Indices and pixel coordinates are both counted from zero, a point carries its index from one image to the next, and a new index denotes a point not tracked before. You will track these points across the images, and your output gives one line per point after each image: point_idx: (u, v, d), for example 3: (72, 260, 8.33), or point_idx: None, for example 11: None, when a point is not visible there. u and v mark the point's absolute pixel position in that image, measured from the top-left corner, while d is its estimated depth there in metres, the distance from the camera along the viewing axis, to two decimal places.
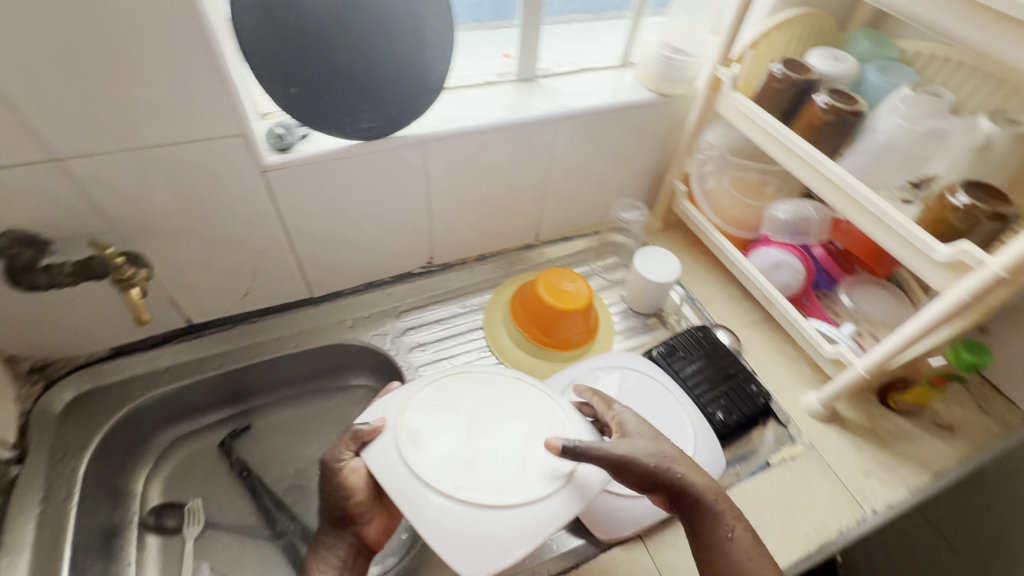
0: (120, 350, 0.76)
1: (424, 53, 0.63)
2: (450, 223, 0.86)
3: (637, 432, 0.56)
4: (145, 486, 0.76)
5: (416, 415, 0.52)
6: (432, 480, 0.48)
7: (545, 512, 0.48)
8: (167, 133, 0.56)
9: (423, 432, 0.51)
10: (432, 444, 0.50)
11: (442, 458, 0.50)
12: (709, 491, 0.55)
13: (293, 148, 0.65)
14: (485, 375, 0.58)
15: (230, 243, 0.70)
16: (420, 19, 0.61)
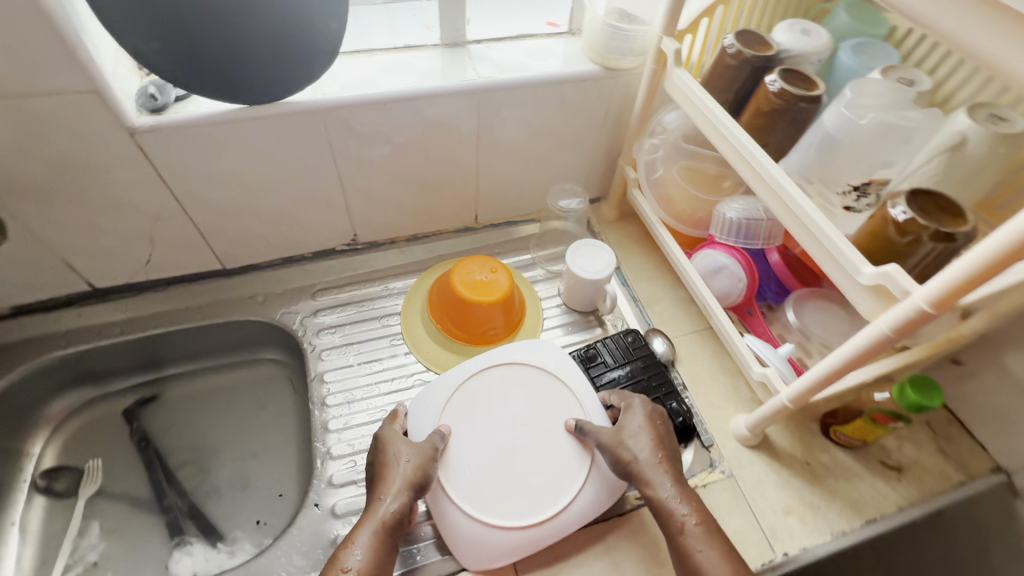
0: (20, 309, 0.74)
1: (305, 7, 0.56)
2: (370, 200, 0.80)
3: (627, 427, 0.63)
4: (43, 447, 0.76)
5: (463, 411, 0.69)
6: (462, 470, 0.66)
7: (552, 509, 0.64)
8: (5, 85, 0.51)
9: (463, 426, 0.68)
10: (469, 434, 0.68)
11: (475, 451, 0.67)
12: (666, 476, 0.58)
13: (167, 110, 0.60)
14: (524, 369, 0.72)
15: (115, 208, 0.67)
16: None
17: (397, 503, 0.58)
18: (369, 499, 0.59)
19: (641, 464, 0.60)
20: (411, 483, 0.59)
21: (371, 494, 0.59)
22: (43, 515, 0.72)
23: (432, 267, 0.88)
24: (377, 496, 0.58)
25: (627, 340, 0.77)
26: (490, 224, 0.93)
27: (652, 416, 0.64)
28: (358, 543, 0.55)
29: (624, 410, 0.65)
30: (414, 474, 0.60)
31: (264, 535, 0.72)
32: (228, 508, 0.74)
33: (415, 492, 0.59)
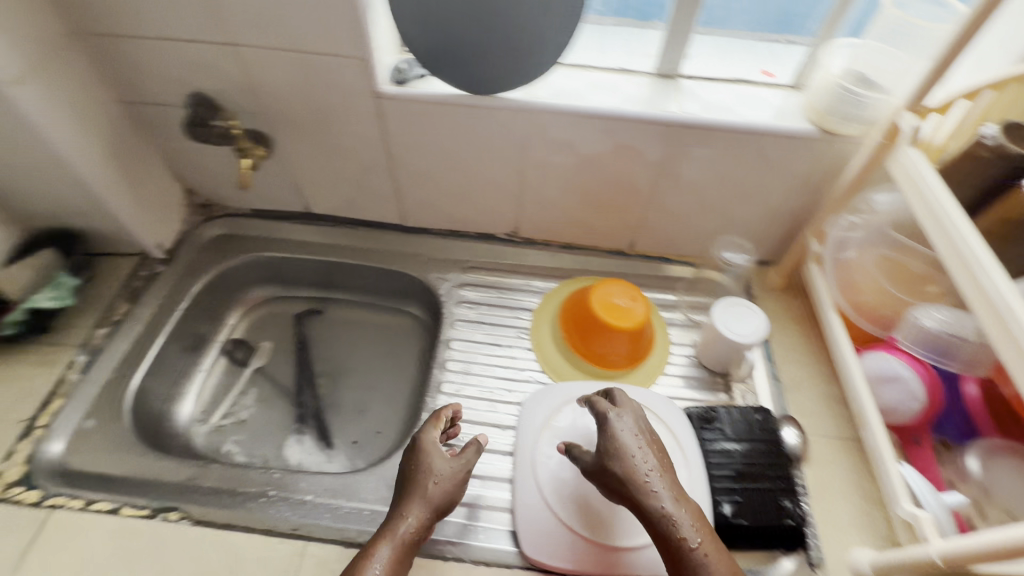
0: (257, 213, 0.95)
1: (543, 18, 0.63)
2: (540, 200, 0.85)
3: (625, 430, 0.58)
4: (236, 321, 0.94)
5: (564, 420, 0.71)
6: (544, 471, 0.67)
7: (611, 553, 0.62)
8: (309, 42, 0.65)
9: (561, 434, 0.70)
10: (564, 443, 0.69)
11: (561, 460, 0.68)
12: (661, 489, 0.54)
13: (408, 84, 0.71)
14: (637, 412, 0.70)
15: (345, 153, 0.80)
16: None
17: (422, 521, 0.57)
18: (392, 508, 0.58)
19: (633, 473, 0.55)
20: (438, 504, 0.58)
21: (398, 502, 0.58)
22: (223, 372, 0.89)
23: (574, 280, 0.90)
24: (401, 511, 0.57)
25: (755, 416, 0.70)
26: (644, 254, 0.93)
27: (639, 419, 0.59)
28: (377, 556, 0.53)
29: (615, 415, 0.59)
30: (439, 493, 0.59)
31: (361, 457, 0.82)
32: (344, 423, 0.85)
33: (440, 511, 0.59)
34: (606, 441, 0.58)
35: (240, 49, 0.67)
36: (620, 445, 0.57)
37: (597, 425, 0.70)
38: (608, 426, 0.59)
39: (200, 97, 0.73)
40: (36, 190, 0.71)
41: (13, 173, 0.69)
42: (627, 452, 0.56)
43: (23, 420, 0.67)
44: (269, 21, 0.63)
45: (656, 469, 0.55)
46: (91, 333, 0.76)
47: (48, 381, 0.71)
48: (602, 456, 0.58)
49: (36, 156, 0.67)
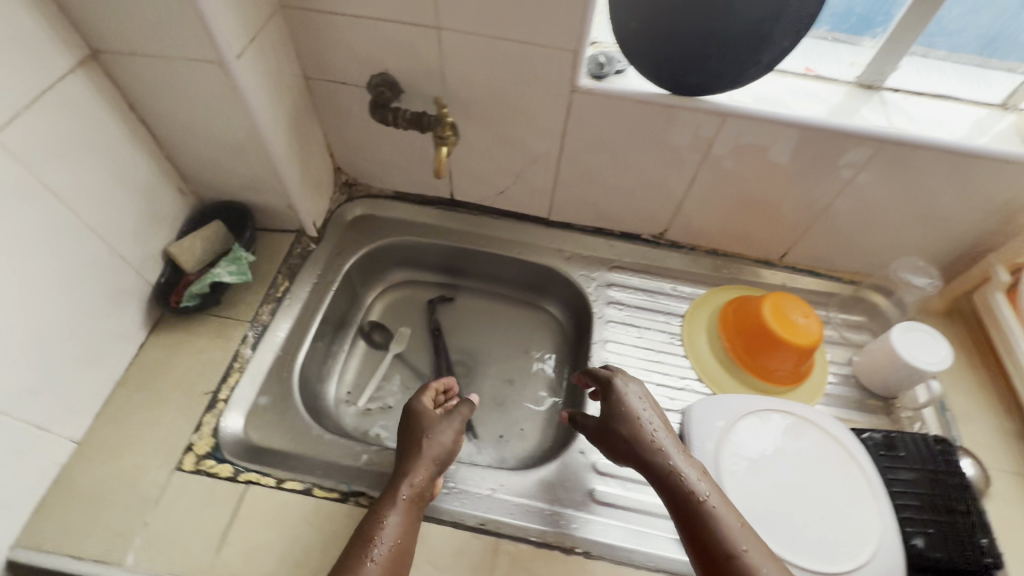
0: (399, 195, 0.93)
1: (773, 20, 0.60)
2: (702, 205, 0.83)
3: (648, 407, 0.64)
4: (372, 303, 0.94)
5: (739, 434, 0.69)
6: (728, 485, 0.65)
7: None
8: (522, 31, 0.63)
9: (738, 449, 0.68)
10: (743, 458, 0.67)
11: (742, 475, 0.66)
12: (669, 446, 0.60)
13: (607, 80, 0.68)
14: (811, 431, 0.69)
15: (515, 143, 0.78)
16: None
17: (429, 466, 0.62)
18: (398, 462, 0.63)
19: (651, 434, 0.61)
20: (439, 458, 0.64)
21: (406, 455, 0.63)
22: (363, 353, 0.89)
23: (723, 287, 0.88)
24: (416, 466, 0.61)
25: (932, 445, 0.67)
26: (793, 266, 0.90)
27: (645, 389, 0.67)
28: (388, 518, 0.57)
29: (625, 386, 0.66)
30: (450, 450, 0.64)
31: (506, 450, 0.82)
32: (486, 415, 0.86)
33: (444, 462, 0.64)
34: (610, 404, 0.65)
35: (444, 33, 0.65)
36: (633, 412, 0.63)
37: (772, 441, 0.69)
38: (618, 397, 0.65)
39: (385, 79, 0.71)
40: (219, 163, 0.71)
41: (202, 146, 0.68)
42: (631, 412, 0.63)
43: (206, 393, 0.68)
44: (485, 6, 0.61)
45: (669, 435, 0.61)
46: (258, 309, 0.76)
47: (223, 355, 0.71)
48: (610, 421, 0.64)
49: (230, 131, 0.66)
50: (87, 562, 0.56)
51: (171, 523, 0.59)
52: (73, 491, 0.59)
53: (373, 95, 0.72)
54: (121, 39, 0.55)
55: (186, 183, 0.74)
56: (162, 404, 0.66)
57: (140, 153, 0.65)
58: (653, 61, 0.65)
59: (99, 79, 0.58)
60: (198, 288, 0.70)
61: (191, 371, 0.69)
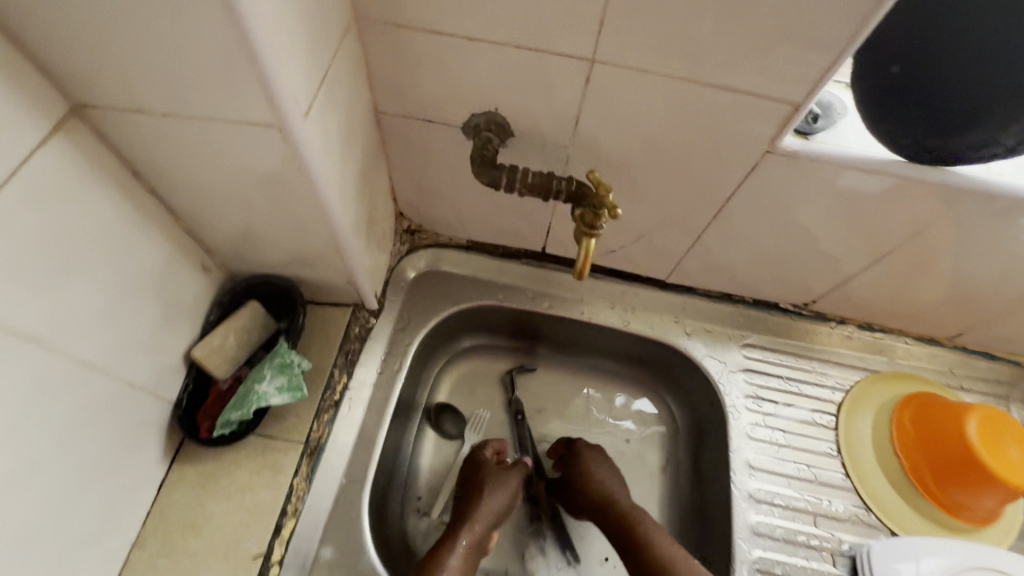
0: (474, 246, 0.73)
1: None
2: (877, 281, 0.65)
3: (604, 464, 0.68)
4: (438, 380, 0.75)
5: None
6: None
7: None
8: (722, 73, 0.42)
9: None
10: None
11: None
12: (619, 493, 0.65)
13: (816, 138, 0.49)
14: None
15: (652, 204, 0.59)
16: None
17: (486, 523, 0.62)
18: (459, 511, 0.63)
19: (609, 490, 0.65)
20: (498, 510, 0.63)
21: (466, 505, 0.63)
22: (433, 451, 0.72)
23: (881, 375, 0.71)
24: (473, 516, 0.62)
25: None
26: (965, 346, 0.73)
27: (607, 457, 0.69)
28: (449, 562, 0.57)
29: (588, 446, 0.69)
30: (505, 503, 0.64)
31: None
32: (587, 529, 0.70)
33: (501, 515, 0.64)
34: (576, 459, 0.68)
35: (597, 67, 0.44)
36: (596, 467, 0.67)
37: None
38: (581, 456, 0.68)
39: (495, 120, 0.51)
40: (258, 237, 0.51)
41: (236, 218, 0.48)
42: (592, 470, 0.66)
43: (255, 556, 0.51)
44: (678, 37, 0.40)
45: (608, 476, 0.66)
46: (312, 423, 0.57)
47: (272, 495, 0.53)
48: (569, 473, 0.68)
49: (279, 204, 0.46)
50: None
51: None
52: None
53: (475, 143, 0.52)
54: (118, 90, 0.34)
55: (210, 257, 0.54)
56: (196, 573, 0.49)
57: (149, 235, 0.45)
58: (907, 111, 0.45)
59: (85, 144, 0.38)
60: (233, 413, 0.51)
61: (231, 521, 0.52)
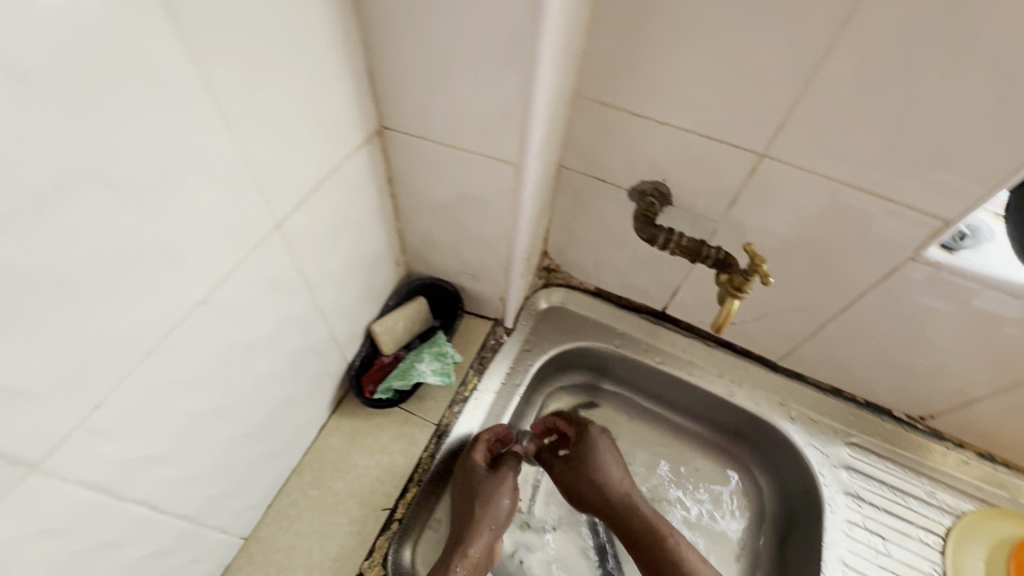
0: (601, 293, 0.82)
1: None
2: (1007, 411, 0.64)
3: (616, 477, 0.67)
4: (544, 404, 0.81)
5: None
6: None
7: None
8: (879, 183, 0.49)
9: None
10: None
11: None
12: (628, 485, 0.67)
13: (961, 254, 0.53)
14: None
15: (784, 286, 0.64)
16: None
17: (491, 535, 0.58)
18: (471, 518, 0.57)
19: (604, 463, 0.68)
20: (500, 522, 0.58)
21: (468, 516, 0.58)
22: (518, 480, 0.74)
23: (1000, 510, 0.68)
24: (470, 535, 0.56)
25: None
26: None
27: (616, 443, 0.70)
28: None
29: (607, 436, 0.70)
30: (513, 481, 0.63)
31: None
32: None
33: (506, 519, 0.60)
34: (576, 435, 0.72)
35: (765, 161, 0.53)
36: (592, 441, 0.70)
37: None
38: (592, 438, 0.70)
39: (660, 188, 0.61)
40: (448, 246, 0.63)
41: (441, 229, 0.60)
42: (604, 462, 0.68)
43: (383, 509, 0.59)
44: (845, 149, 0.48)
45: (622, 473, 0.68)
46: (444, 411, 0.67)
47: (406, 461, 0.62)
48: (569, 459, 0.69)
49: (480, 225, 0.57)
50: None
51: None
52: None
53: (639, 204, 0.62)
54: (416, 123, 0.48)
55: (403, 256, 0.67)
56: (335, 510, 0.58)
57: (380, 226, 0.59)
58: None
59: (375, 155, 0.51)
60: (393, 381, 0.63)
61: (370, 475, 0.61)
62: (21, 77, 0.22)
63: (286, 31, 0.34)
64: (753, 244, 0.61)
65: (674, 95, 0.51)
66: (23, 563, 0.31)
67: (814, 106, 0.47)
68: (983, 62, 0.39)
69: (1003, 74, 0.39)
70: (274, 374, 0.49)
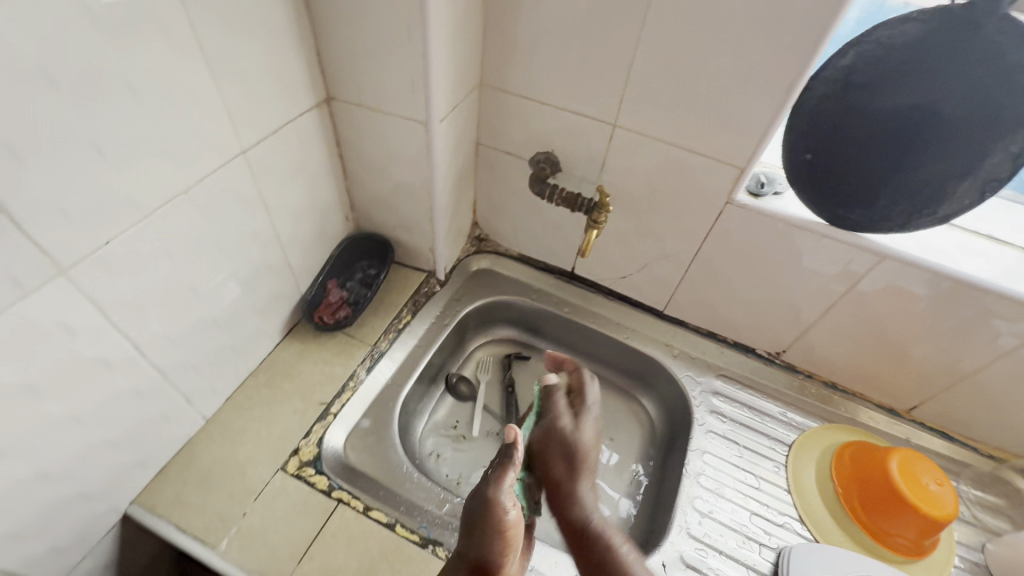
0: (523, 258, 0.98)
1: (943, 187, 0.60)
2: (830, 337, 0.79)
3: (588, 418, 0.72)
4: (474, 349, 0.96)
5: None
6: None
7: None
8: (692, 141, 0.67)
9: None
10: None
11: None
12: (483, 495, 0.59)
13: (764, 198, 0.70)
14: None
15: (651, 236, 0.81)
16: (965, 154, 0.58)
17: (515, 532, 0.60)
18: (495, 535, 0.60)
19: (588, 507, 0.61)
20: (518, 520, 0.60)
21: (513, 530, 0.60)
22: (448, 409, 0.89)
23: (835, 424, 0.83)
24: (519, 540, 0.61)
25: None
26: (923, 422, 0.83)
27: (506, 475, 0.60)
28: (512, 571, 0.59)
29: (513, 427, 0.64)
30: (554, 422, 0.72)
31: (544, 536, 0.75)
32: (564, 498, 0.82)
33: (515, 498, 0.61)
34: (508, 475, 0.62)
35: (617, 130, 0.71)
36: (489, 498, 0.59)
37: None
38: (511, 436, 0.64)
39: (549, 156, 0.78)
40: (385, 201, 0.79)
41: (379, 185, 0.77)
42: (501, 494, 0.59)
43: (321, 404, 0.72)
44: (664, 116, 0.66)
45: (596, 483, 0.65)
46: (379, 336, 0.81)
47: (343, 371, 0.76)
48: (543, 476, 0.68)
49: (407, 178, 0.74)
50: (190, 538, 0.60)
51: (267, 520, 0.62)
52: (192, 466, 0.65)
53: (534, 169, 0.79)
54: (353, 93, 0.66)
55: (351, 213, 0.83)
56: (281, 404, 0.72)
57: (329, 179, 0.75)
58: (825, 191, 0.66)
59: (324, 119, 0.69)
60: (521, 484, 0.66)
61: (313, 380, 0.74)
62: (88, 10, 0.39)
63: (249, 9, 0.52)
64: (611, 189, 0.77)
65: (548, 79, 0.70)
66: (46, 346, 0.45)
67: (637, 85, 0.65)
68: (733, 44, 0.57)
69: (742, 47, 0.57)
70: (237, 276, 0.64)
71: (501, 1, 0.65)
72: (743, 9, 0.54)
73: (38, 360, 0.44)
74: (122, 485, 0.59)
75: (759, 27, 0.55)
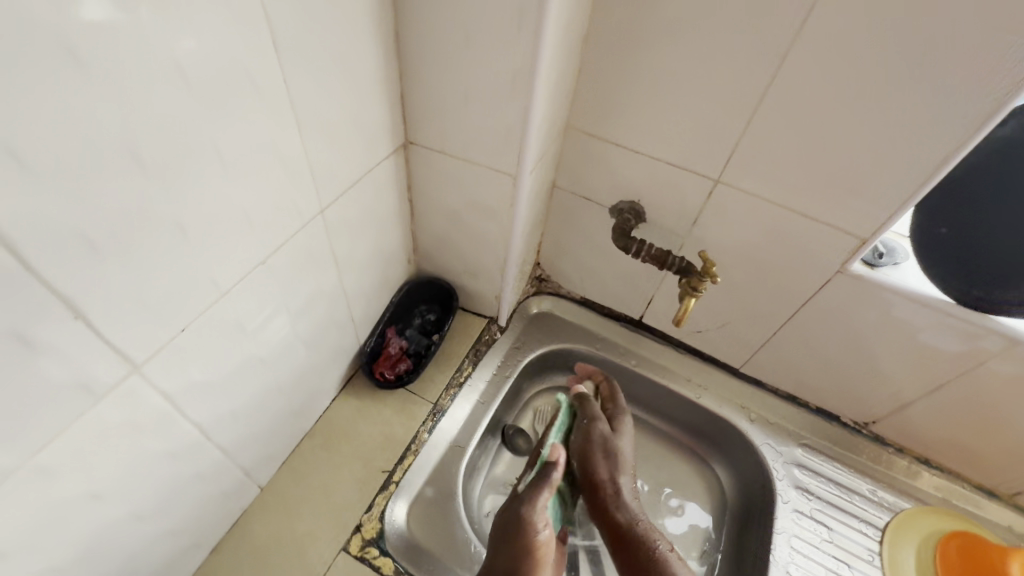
0: (586, 301, 0.92)
1: None
2: (933, 415, 0.72)
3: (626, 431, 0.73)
4: (532, 399, 0.90)
5: None
6: None
7: None
8: (810, 205, 0.60)
9: None
10: None
11: None
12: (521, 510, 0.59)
13: (881, 269, 0.63)
14: None
15: (740, 295, 0.74)
16: None
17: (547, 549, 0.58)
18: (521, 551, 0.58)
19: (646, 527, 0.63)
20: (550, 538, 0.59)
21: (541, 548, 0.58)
22: (508, 465, 0.83)
23: (929, 507, 0.76)
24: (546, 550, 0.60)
25: None
26: None
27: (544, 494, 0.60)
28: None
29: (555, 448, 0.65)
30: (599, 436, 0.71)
31: None
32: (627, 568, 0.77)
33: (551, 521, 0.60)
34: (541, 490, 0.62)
35: (719, 186, 0.64)
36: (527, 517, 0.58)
37: None
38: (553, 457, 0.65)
39: (634, 206, 0.71)
40: (453, 247, 0.73)
41: (449, 230, 0.71)
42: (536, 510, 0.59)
43: (383, 471, 0.67)
44: (780, 177, 0.59)
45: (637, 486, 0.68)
46: (441, 392, 0.75)
47: (405, 432, 0.70)
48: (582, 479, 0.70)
49: (483, 228, 0.68)
50: None
51: None
52: (248, 541, 0.60)
53: (616, 219, 0.73)
54: (435, 139, 0.59)
55: (413, 255, 0.77)
56: (340, 470, 0.66)
57: (397, 225, 0.69)
58: (958, 269, 0.59)
59: (399, 164, 0.63)
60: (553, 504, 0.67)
61: (372, 442, 0.69)
62: (181, 74, 0.32)
63: (341, 55, 0.45)
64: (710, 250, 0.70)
65: (646, 128, 0.63)
66: (114, 450, 0.39)
67: (752, 142, 0.58)
68: (881, 108, 0.50)
69: (892, 113, 0.50)
70: (303, 338, 0.58)
71: (605, 43, 0.58)
72: (900, 73, 0.47)
73: (104, 465, 0.39)
74: (176, 569, 0.54)
75: (918, 93, 0.47)
